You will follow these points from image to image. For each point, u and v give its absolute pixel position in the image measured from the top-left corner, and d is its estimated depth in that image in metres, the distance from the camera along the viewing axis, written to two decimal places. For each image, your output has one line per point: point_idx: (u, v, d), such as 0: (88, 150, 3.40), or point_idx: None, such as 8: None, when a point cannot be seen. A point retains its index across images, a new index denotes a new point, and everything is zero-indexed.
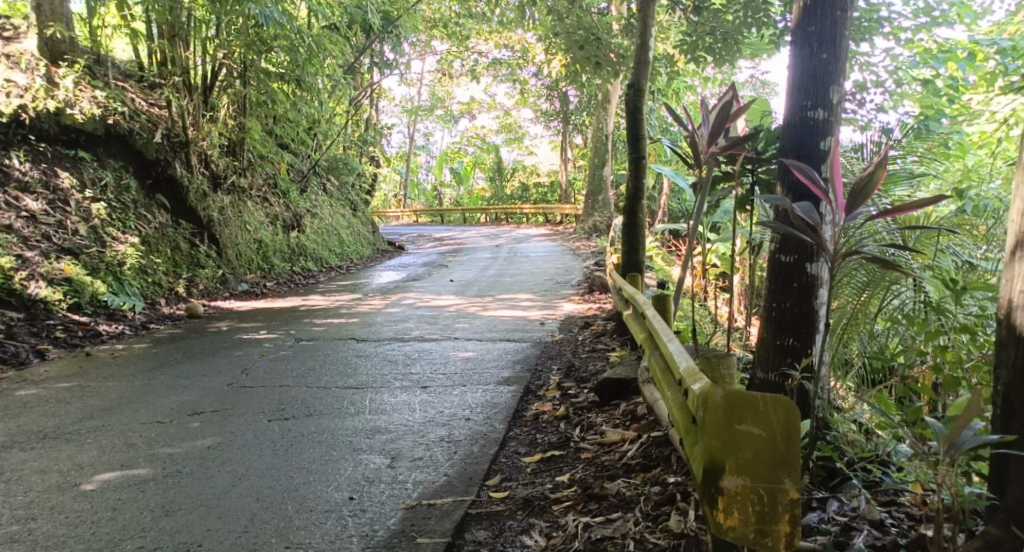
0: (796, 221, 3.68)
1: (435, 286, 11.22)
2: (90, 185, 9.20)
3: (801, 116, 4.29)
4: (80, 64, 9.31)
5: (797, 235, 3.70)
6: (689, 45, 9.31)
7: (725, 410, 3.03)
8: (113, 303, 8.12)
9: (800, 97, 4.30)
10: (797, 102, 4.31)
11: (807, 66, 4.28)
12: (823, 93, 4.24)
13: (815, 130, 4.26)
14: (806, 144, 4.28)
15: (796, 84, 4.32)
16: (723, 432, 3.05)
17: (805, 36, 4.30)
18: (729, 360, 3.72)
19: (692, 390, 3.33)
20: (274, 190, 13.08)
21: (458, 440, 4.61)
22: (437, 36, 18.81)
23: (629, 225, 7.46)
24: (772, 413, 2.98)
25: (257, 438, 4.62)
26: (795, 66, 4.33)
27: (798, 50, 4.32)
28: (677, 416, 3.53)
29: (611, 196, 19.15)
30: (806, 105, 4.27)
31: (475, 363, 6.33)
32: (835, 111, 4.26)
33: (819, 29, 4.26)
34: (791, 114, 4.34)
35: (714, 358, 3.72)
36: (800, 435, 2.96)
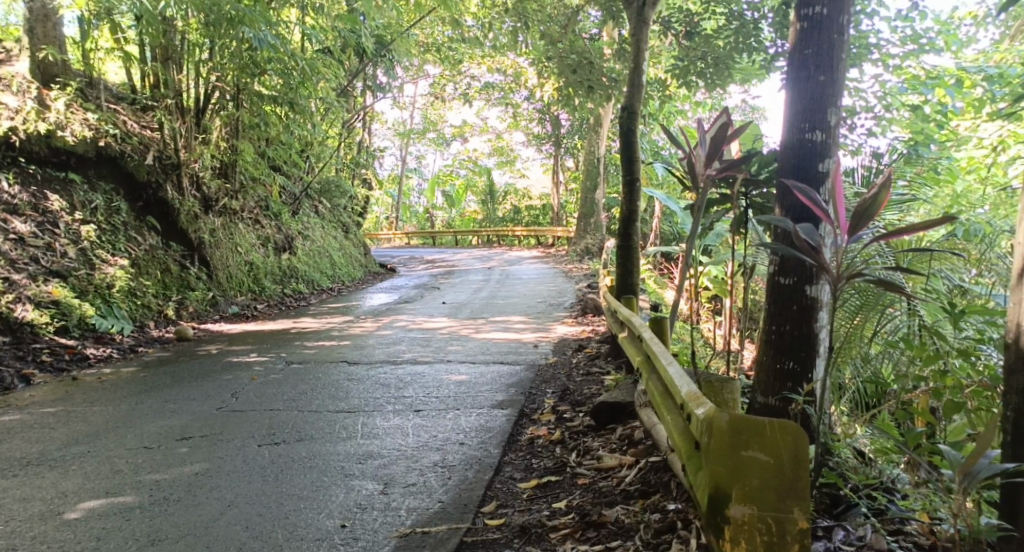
0: (798, 242, 3.66)
1: (427, 309, 11.15)
2: (79, 207, 9.12)
3: (800, 138, 4.28)
4: (72, 87, 9.28)
5: (799, 256, 3.68)
6: (681, 69, 9.35)
7: (731, 436, 3.01)
8: (101, 326, 8.02)
9: (798, 119, 4.30)
10: (795, 125, 4.31)
11: (805, 88, 4.28)
12: (821, 116, 4.23)
13: (814, 152, 4.25)
14: (804, 166, 4.27)
15: (794, 106, 4.32)
16: (728, 457, 3.03)
17: (802, 58, 4.30)
18: (733, 385, 3.86)
19: (694, 415, 3.29)
20: (266, 212, 13.02)
21: (452, 465, 4.53)
22: (429, 59, 18.89)
23: (623, 248, 7.43)
24: (779, 438, 2.97)
25: (247, 464, 4.53)
26: (793, 89, 4.32)
27: (795, 72, 4.32)
28: (678, 442, 3.50)
29: (603, 219, 19.16)
30: (805, 127, 4.27)
31: (468, 387, 6.25)
32: (833, 133, 4.25)
33: (816, 51, 4.26)
34: (789, 136, 4.33)
35: (715, 380, 3.87)
36: (808, 462, 2.96)
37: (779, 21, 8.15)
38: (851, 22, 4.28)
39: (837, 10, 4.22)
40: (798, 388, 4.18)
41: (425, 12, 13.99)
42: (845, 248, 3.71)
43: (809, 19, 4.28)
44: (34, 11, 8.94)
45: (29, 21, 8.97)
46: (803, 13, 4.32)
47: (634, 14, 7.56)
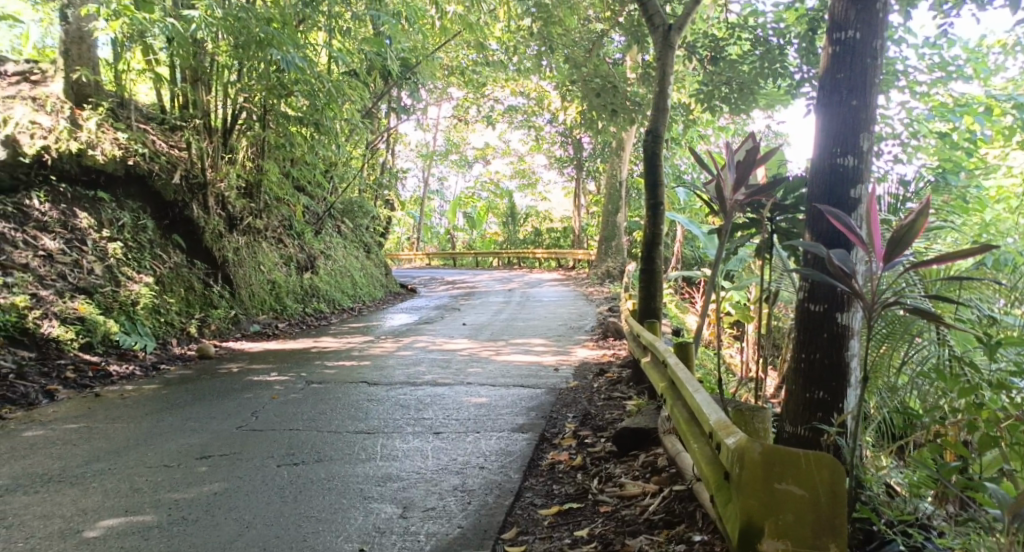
0: (832, 269, 3.60)
1: (447, 330, 11.12)
2: (107, 225, 9.23)
3: (831, 163, 4.24)
4: (104, 107, 9.44)
5: (833, 283, 3.62)
6: (705, 94, 9.32)
7: (764, 468, 2.96)
8: (125, 343, 8.06)
9: (830, 143, 4.25)
10: (826, 149, 4.26)
11: (836, 113, 4.23)
12: (853, 141, 4.18)
13: (845, 177, 4.20)
14: (835, 191, 4.22)
15: (825, 131, 4.27)
16: (761, 490, 2.97)
17: (834, 82, 4.26)
18: (763, 414, 3.57)
19: (724, 444, 3.22)
20: (289, 231, 13.11)
21: (472, 489, 4.47)
22: (453, 83, 19.03)
23: (646, 272, 7.37)
24: (814, 470, 2.91)
25: (266, 484, 4.50)
26: (824, 113, 4.28)
27: (826, 96, 4.27)
28: (705, 471, 3.43)
29: (624, 242, 19.09)
30: (836, 152, 4.22)
31: (488, 409, 6.19)
32: (865, 158, 4.20)
33: (848, 76, 4.21)
34: (820, 160, 4.28)
35: (746, 410, 3.56)
36: (844, 497, 2.91)
37: (805, 48, 8.12)
38: (884, 46, 4.23)
39: (870, 34, 4.17)
40: (828, 418, 4.10)
41: (450, 36, 14.10)
42: (880, 276, 3.65)
43: (841, 43, 4.23)
44: (69, 33, 9.08)
45: (64, 42, 9.12)
46: (834, 36, 4.27)
47: (660, 39, 7.57)
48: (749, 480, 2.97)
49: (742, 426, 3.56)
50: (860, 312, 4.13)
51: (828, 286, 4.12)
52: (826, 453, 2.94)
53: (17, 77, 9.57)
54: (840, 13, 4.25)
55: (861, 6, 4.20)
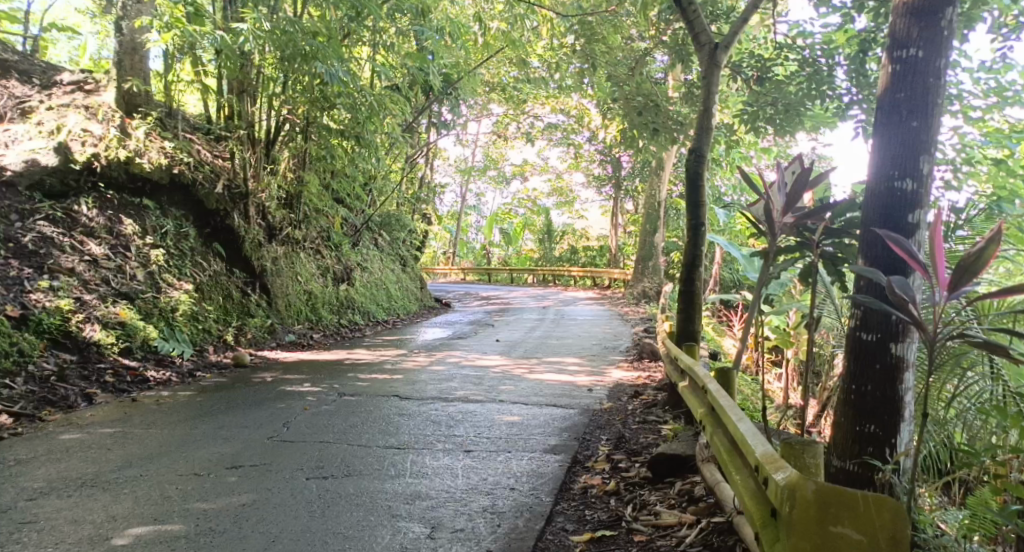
0: (892, 296, 3.46)
1: (481, 345, 11.05)
2: (150, 232, 9.34)
3: (888, 186, 4.09)
4: (153, 117, 9.61)
5: (891, 312, 3.48)
6: (750, 115, 9.13)
7: (818, 508, 2.82)
8: (163, 348, 8.11)
9: (887, 166, 4.11)
10: (883, 172, 4.12)
11: (895, 134, 4.09)
12: (913, 163, 4.03)
13: (903, 202, 4.05)
14: (893, 216, 4.07)
15: (883, 153, 4.13)
16: (814, 532, 2.82)
17: (893, 103, 4.11)
18: (815, 448, 3.40)
19: (772, 479, 3.09)
20: (327, 242, 13.18)
21: (501, 511, 4.37)
22: (494, 99, 19.07)
23: (686, 293, 7.23)
24: (873, 515, 2.76)
25: (294, 497, 4.45)
26: (882, 134, 4.13)
27: (885, 117, 4.13)
28: (749, 506, 3.29)
29: (661, 262, 18.87)
30: (894, 175, 4.08)
31: (521, 429, 6.09)
32: (925, 182, 4.05)
33: (909, 95, 4.07)
34: (876, 183, 4.14)
35: (796, 443, 3.43)
36: (906, 544, 2.74)
37: (855, 71, 7.95)
38: (948, 65, 4.07)
39: (933, 53, 4.02)
40: (880, 453, 3.93)
41: (492, 53, 14.12)
42: (943, 306, 3.50)
43: (903, 62, 4.09)
44: (123, 44, 9.24)
45: (118, 53, 9.29)
46: (895, 54, 4.13)
47: (706, 59, 7.46)
48: (800, 520, 2.84)
49: (793, 460, 3.43)
50: (916, 344, 3.97)
51: (883, 314, 3.97)
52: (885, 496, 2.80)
53: (72, 86, 9.81)
54: (903, 30, 4.11)
55: (924, 23, 4.05)
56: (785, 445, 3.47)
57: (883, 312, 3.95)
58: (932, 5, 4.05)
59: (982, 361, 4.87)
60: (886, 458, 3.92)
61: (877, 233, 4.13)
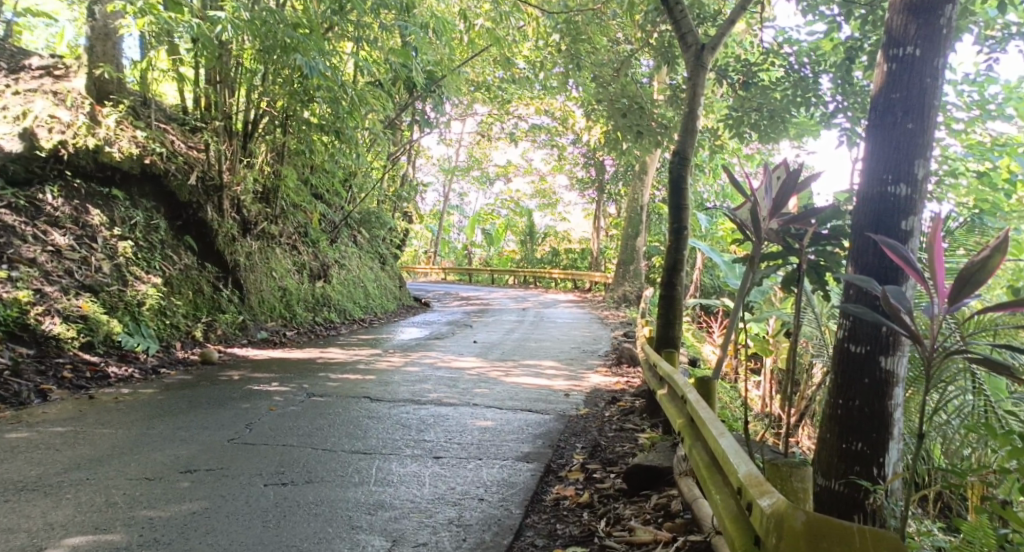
0: (887, 307, 3.28)
1: (458, 347, 10.83)
2: (119, 223, 9.02)
3: (881, 191, 3.93)
4: (125, 104, 9.32)
5: (886, 322, 3.30)
6: (734, 120, 8.99)
7: (807, 540, 2.53)
8: (127, 344, 7.82)
9: (881, 169, 3.95)
10: (876, 175, 3.96)
11: (889, 136, 3.93)
12: (907, 168, 3.88)
13: (896, 207, 3.89)
14: (885, 222, 3.92)
15: (877, 156, 3.97)
16: None
17: (888, 103, 3.96)
18: (803, 472, 3.19)
19: (759, 505, 2.83)
20: (304, 238, 12.90)
21: (468, 525, 4.16)
22: (479, 99, 18.82)
23: (666, 298, 7.06)
24: (869, 550, 2.45)
25: (249, 506, 4.21)
26: (876, 137, 3.98)
27: (879, 118, 3.97)
28: (730, 530, 3.07)
29: (643, 267, 18.72)
30: (887, 179, 3.92)
31: (493, 434, 5.89)
32: (919, 187, 3.89)
33: (904, 96, 3.91)
34: (869, 187, 3.98)
35: (783, 465, 3.20)
36: None
37: (841, 79, 7.86)
38: (945, 65, 3.91)
39: (931, 51, 3.86)
40: (867, 472, 3.76)
41: (477, 51, 13.90)
42: (940, 318, 3.32)
43: (899, 60, 3.93)
44: (95, 30, 8.93)
45: (89, 38, 8.97)
46: (891, 53, 3.97)
47: (692, 61, 7.30)
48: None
49: (778, 482, 3.19)
50: (906, 357, 3.81)
51: (873, 326, 3.80)
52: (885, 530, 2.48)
53: (40, 71, 9.49)
54: (899, 27, 3.95)
55: (922, 21, 3.89)
56: (772, 467, 3.22)
57: (873, 324, 3.79)
58: (930, 3, 3.90)
59: (962, 375, 4.75)
60: (873, 476, 3.75)
61: (868, 240, 3.97)
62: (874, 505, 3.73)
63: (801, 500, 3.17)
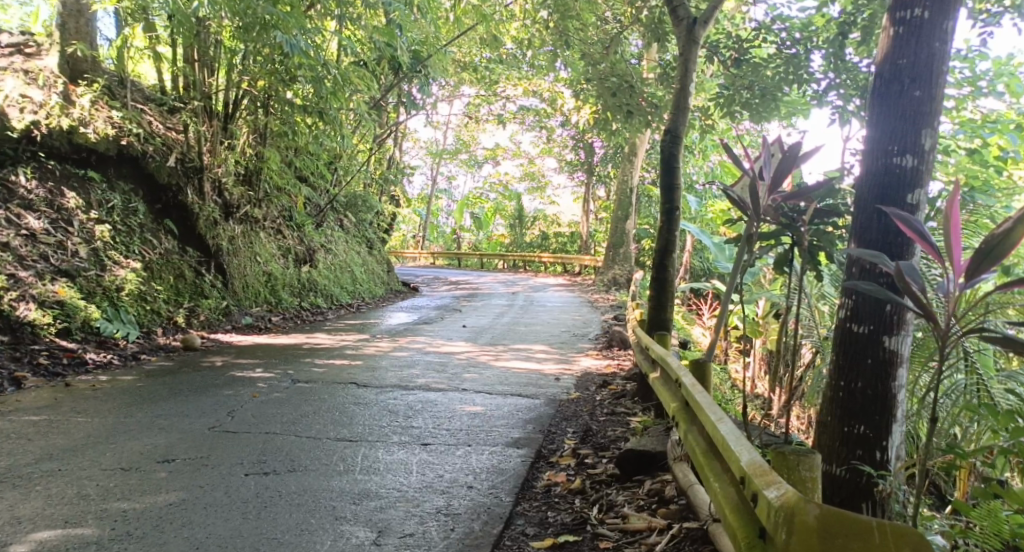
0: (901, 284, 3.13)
1: (447, 331, 10.69)
2: (96, 206, 8.79)
3: (886, 163, 3.80)
4: (99, 84, 9.03)
5: (899, 300, 3.14)
6: (725, 99, 8.82)
7: (822, 537, 2.38)
8: (106, 329, 7.63)
9: (886, 139, 3.82)
10: (881, 146, 3.83)
11: (895, 104, 3.80)
12: (913, 138, 3.75)
13: (902, 179, 3.76)
14: (890, 194, 3.78)
15: (882, 125, 3.83)
16: None
17: (894, 70, 3.82)
18: (812, 460, 2.91)
19: (764, 496, 2.68)
20: (289, 222, 12.71)
21: (456, 513, 4.02)
22: (466, 79, 18.56)
23: (658, 279, 6.93)
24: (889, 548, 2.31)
25: (229, 496, 4.06)
26: (881, 105, 3.84)
27: (885, 85, 3.84)
28: (732, 520, 2.94)
29: (632, 249, 18.60)
30: (892, 150, 3.79)
31: (483, 420, 5.75)
32: (926, 159, 3.77)
33: (911, 62, 3.78)
34: (873, 159, 3.86)
35: (790, 453, 2.92)
36: None
37: (833, 55, 7.71)
38: (953, 30, 3.79)
39: (940, 15, 3.73)
40: (869, 457, 3.65)
41: (463, 30, 13.66)
42: (957, 294, 3.18)
43: (906, 24, 3.79)
44: (67, 6, 8.67)
45: (61, 15, 8.73)
46: (898, 16, 3.83)
47: (684, 34, 7.12)
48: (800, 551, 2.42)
49: (784, 471, 2.91)
50: (910, 337, 3.69)
51: (876, 304, 3.68)
52: (905, 525, 2.35)
53: (10, 49, 9.17)
54: None
55: None
56: (777, 454, 2.94)
57: (876, 302, 3.67)
58: None
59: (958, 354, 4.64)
60: (876, 461, 3.64)
61: (872, 215, 3.84)
62: (876, 491, 3.62)
63: (808, 490, 2.89)
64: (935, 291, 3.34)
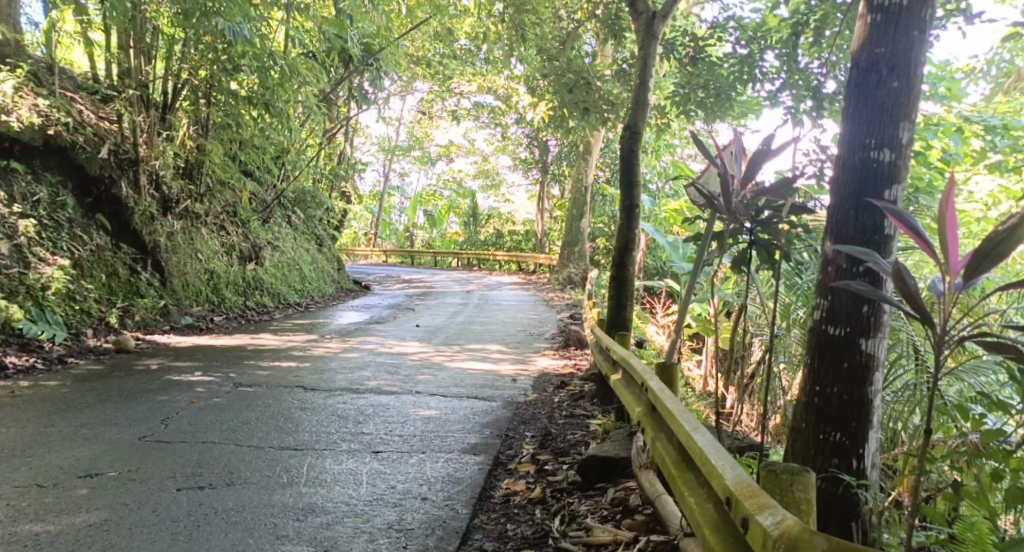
0: (896, 284, 2.97)
1: (399, 331, 10.39)
2: (19, 200, 8.25)
3: (863, 157, 3.67)
4: (23, 69, 8.52)
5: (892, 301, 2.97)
6: (681, 97, 8.63)
7: None
8: (29, 331, 7.18)
9: (863, 133, 3.68)
10: (858, 139, 3.69)
11: (873, 96, 3.66)
12: (891, 130, 3.62)
13: (880, 174, 3.63)
14: (867, 190, 3.65)
15: (859, 117, 3.70)
16: None
17: (872, 59, 3.69)
18: (807, 480, 2.57)
19: (757, 522, 2.46)
20: (233, 218, 12.26)
21: (409, 529, 3.76)
22: (418, 74, 18.23)
23: (617, 278, 6.74)
24: None
25: (157, 516, 3.75)
26: (858, 97, 3.71)
27: (862, 75, 3.70)
28: (715, 544, 2.72)
29: (587, 248, 18.47)
30: (870, 144, 3.65)
31: (437, 425, 5.49)
32: (904, 153, 3.64)
33: (889, 51, 3.64)
34: (850, 152, 3.72)
35: (782, 471, 2.58)
36: None
37: (786, 53, 7.64)
38: (931, 18, 3.66)
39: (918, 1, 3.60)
40: (846, 466, 3.53)
41: (416, 23, 13.34)
42: (956, 296, 3.01)
43: (884, 11, 3.65)
44: None
45: None
46: (876, 3, 3.70)
47: (643, 27, 6.94)
48: None
49: (775, 492, 2.58)
50: (886, 339, 3.59)
51: (853, 305, 3.57)
52: None
53: None
54: None
55: None
56: (768, 473, 2.60)
57: (853, 304, 3.55)
58: None
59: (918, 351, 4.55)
60: (853, 470, 3.52)
61: (850, 211, 3.70)
62: (853, 501, 3.51)
63: (802, 513, 2.57)
64: (930, 291, 3.17)
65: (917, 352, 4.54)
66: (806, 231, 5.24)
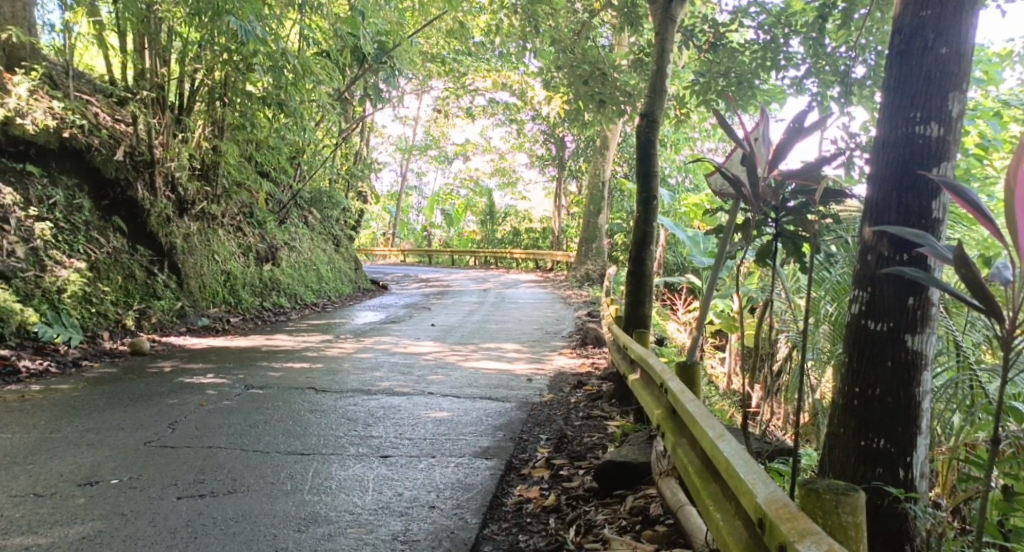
0: (956, 269, 2.72)
1: (415, 330, 10.20)
2: (35, 203, 8.16)
3: (907, 132, 3.46)
4: (37, 72, 8.42)
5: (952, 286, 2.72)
6: (700, 86, 8.34)
7: None
8: (44, 334, 7.07)
9: (906, 106, 3.48)
10: (901, 113, 3.49)
11: (919, 64, 3.45)
12: (938, 102, 3.41)
13: (926, 150, 3.42)
14: (912, 168, 3.44)
15: (903, 88, 3.49)
16: None
17: (916, 23, 3.47)
18: (854, 501, 2.36)
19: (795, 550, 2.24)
20: (249, 218, 12.15)
21: (415, 540, 3.57)
22: (433, 72, 18.03)
23: (634, 274, 6.51)
24: None
25: (154, 527, 3.59)
26: (902, 66, 3.50)
27: (906, 41, 3.49)
28: None
29: (605, 244, 18.19)
30: (914, 118, 3.45)
31: (450, 428, 5.29)
32: (952, 127, 3.43)
33: (936, 13, 3.42)
34: (893, 127, 3.51)
35: (825, 491, 2.37)
36: None
37: (812, 39, 7.39)
38: None
39: None
40: (891, 476, 3.34)
41: (429, 18, 13.13)
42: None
43: None
44: None
45: None
46: None
47: (660, 12, 6.70)
48: None
49: (818, 515, 2.37)
50: (933, 335, 3.38)
51: (896, 299, 3.36)
52: None
53: None
54: None
55: None
56: (808, 493, 2.40)
57: (896, 298, 3.34)
58: None
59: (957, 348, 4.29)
60: (899, 480, 3.33)
61: (892, 192, 3.49)
62: (899, 515, 3.31)
63: (850, 540, 2.35)
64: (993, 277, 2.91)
65: (958, 349, 4.28)
66: (836, 222, 4.99)
